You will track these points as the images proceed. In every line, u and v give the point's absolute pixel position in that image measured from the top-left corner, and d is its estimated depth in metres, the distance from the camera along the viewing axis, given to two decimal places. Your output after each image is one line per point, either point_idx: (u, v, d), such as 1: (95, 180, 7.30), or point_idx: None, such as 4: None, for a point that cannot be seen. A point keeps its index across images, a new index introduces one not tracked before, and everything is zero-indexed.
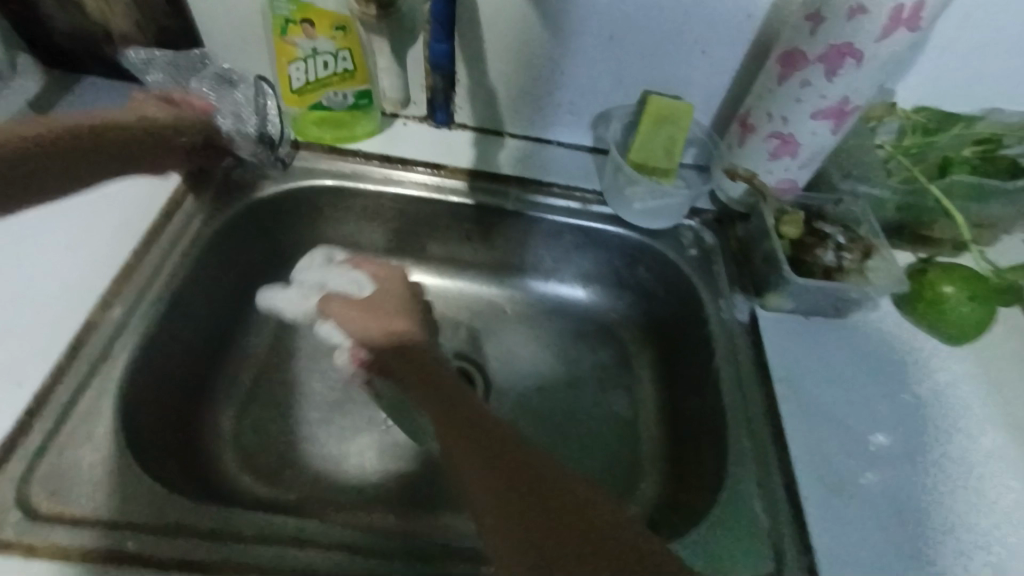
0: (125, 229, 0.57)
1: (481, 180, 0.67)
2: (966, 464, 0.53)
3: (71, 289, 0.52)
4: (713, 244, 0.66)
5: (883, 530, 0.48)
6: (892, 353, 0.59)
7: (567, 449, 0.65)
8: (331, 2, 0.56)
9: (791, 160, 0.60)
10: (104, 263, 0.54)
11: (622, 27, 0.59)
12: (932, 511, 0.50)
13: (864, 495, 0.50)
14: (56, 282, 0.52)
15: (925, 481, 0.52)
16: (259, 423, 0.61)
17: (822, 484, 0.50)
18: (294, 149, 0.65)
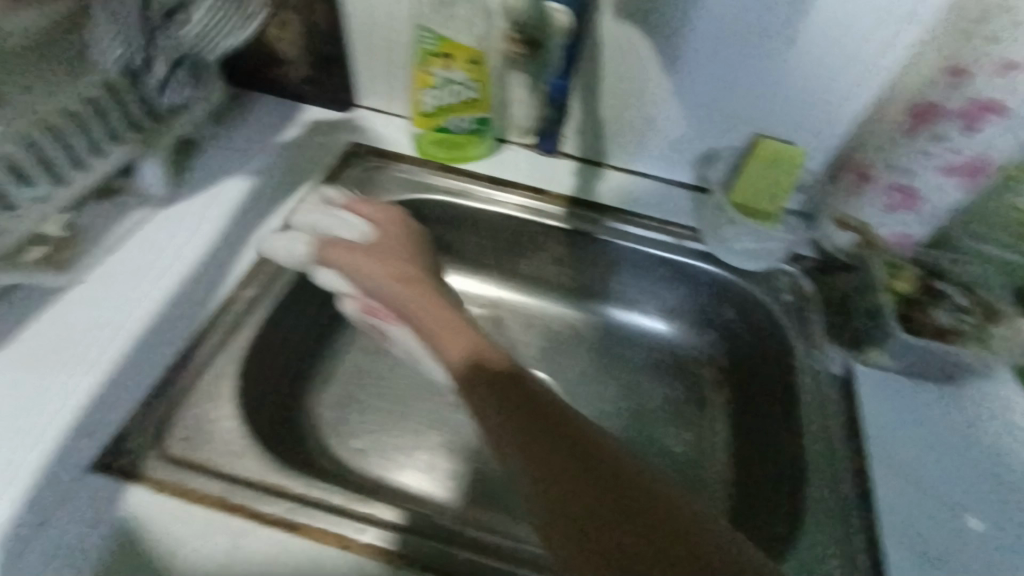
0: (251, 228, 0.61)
1: (578, 208, 0.70)
2: None
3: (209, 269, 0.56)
4: (811, 292, 0.64)
5: None
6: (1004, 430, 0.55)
7: None
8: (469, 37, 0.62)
9: (910, 215, 0.58)
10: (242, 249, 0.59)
11: (743, 70, 0.60)
12: None
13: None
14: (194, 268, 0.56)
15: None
16: (349, 406, 0.66)
17: (918, 561, 0.47)
18: (412, 164, 0.72)
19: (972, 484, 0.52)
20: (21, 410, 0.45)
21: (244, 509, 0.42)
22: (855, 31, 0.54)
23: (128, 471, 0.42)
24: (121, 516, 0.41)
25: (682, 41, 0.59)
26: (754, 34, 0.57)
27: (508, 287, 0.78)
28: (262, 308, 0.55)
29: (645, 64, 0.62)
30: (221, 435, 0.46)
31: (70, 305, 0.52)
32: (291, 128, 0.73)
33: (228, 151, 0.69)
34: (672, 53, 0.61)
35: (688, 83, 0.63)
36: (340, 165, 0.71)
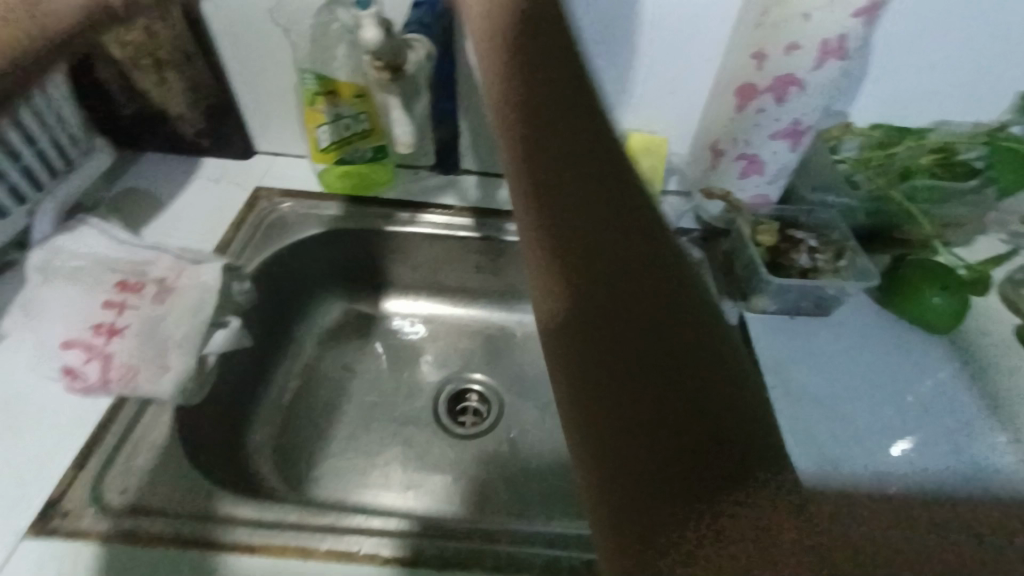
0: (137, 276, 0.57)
1: (485, 216, 0.75)
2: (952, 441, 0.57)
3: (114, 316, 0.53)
4: (700, 258, 0.72)
5: None
6: (874, 342, 0.64)
7: None
8: (352, 73, 0.67)
9: (759, 177, 0.67)
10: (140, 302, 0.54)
11: (601, 75, 0.68)
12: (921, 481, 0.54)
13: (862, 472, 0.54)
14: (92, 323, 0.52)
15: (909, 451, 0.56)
16: (296, 439, 0.66)
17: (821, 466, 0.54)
18: (321, 199, 0.75)
19: (855, 391, 0.60)
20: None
21: (195, 539, 0.43)
22: (684, 31, 0.64)
23: (70, 530, 0.42)
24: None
25: None
26: (602, 44, 0.65)
27: (436, 301, 0.82)
28: None
29: None
30: (165, 482, 0.46)
31: None
32: (193, 180, 0.74)
33: (129, 212, 0.69)
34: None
35: None
36: (247, 209, 0.72)
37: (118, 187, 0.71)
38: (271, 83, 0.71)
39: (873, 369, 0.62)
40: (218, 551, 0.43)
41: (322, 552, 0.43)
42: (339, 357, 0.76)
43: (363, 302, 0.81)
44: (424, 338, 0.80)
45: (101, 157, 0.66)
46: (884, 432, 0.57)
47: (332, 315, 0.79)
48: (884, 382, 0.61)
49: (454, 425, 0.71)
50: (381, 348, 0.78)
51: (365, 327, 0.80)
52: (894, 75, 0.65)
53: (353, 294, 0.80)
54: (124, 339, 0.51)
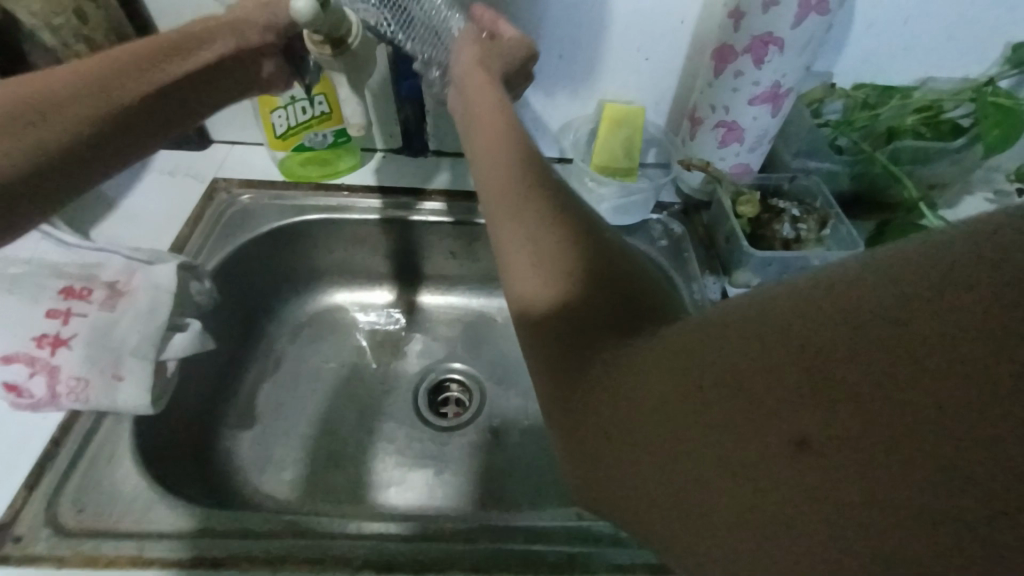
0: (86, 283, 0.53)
1: (457, 199, 0.72)
2: None
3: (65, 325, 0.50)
4: (681, 233, 0.71)
5: None
6: None
7: None
8: None
9: (739, 145, 0.64)
10: (91, 309, 0.51)
11: (570, 44, 0.65)
12: None
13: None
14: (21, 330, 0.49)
15: None
16: (271, 440, 0.64)
17: None
18: (284, 189, 0.71)
19: None
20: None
21: (159, 550, 0.41)
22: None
23: (23, 555, 0.40)
24: None
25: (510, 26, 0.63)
26: (569, 9, 0.61)
27: (413, 289, 0.79)
28: None
29: None
30: (123, 497, 0.44)
31: None
32: (147, 175, 0.70)
33: (80, 212, 0.65)
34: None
35: None
36: (206, 203, 0.68)
37: None
38: None
39: None
40: (183, 566, 0.41)
41: (294, 558, 0.42)
42: (314, 351, 0.74)
43: (336, 294, 0.78)
44: (402, 328, 0.77)
45: None
46: None
47: (305, 309, 0.77)
48: None
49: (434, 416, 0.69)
50: (358, 340, 0.76)
51: (340, 320, 0.77)
52: (878, 30, 0.62)
53: (326, 286, 0.78)
54: (72, 350, 0.48)
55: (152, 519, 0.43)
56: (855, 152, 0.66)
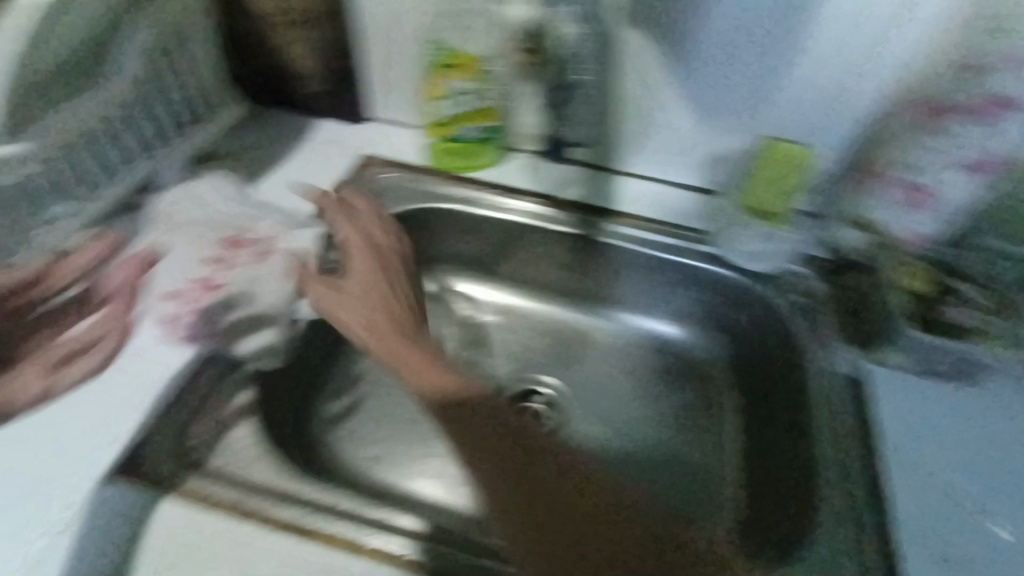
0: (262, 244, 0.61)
1: (586, 214, 0.71)
2: None
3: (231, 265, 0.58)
4: (822, 294, 0.63)
5: None
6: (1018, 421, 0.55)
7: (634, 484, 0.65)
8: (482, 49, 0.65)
9: (925, 213, 0.56)
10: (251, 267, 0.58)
11: (751, 74, 0.61)
12: None
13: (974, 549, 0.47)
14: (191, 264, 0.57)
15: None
16: (361, 415, 0.66)
17: (932, 553, 0.46)
18: (421, 174, 0.73)
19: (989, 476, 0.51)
20: (48, 421, 0.46)
21: (260, 504, 0.43)
22: (861, 30, 0.55)
23: (150, 476, 0.44)
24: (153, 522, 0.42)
25: (690, 46, 0.60)
26: (761, 38, 0.58)
27: (517, 293, 0.79)
28: (275, 319, 0.57)
29: (654, 69, 0.63)
30: (239, 443, 0.47)
31: (89, 323, 0.52)
32: (303, 139, 0.75)
33: (242, 164, 0.70)
34: (671, 60, 0.62)
35: (697, 87, 0.63)
36: (351, 175, 0.72)
37: (234, 140, 0.73)
38: (394, 50, 0.69)
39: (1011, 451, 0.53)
40: (274, 529, 0.42)
41: (374, 546, 0.42)
42: None
43: (444, 284, 0.79)
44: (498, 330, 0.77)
45: (224, 113, 0.71)
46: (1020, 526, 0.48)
47: None
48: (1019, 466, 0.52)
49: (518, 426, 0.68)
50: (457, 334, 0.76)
51: (444, 309, 0.78)
52: None
53: (436, 274, 0.79)
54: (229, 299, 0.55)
55: (261, 474, 0.45)
56: None
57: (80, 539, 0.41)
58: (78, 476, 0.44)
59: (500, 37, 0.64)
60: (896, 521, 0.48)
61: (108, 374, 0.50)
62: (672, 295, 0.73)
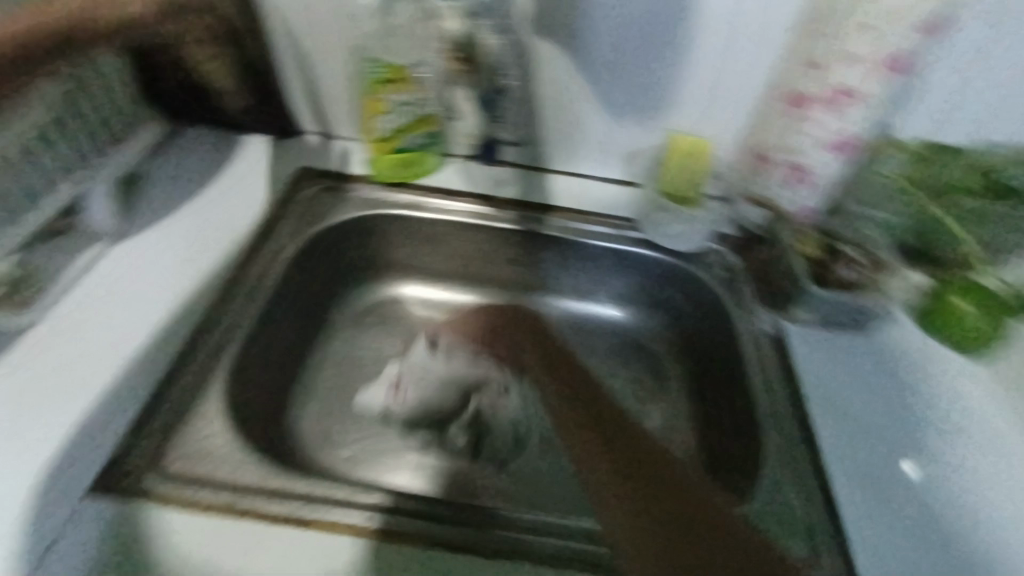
0: (222, 256, 0.63)
1: (527, 210, 0.76)
2: (947, 460, 0.59)
3: (191, 280, 0.60)
4: (738, 266, 0.74)
5: (927, 545, 0.53)
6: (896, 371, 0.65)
7: None
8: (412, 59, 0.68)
9: (805, 187, 0.67)
10: (209, 280, 0.60)
11: (651, 75, 0.68)
12: (924, 492, 0.56)
13: (890, 476, 0.57)
14: (158, 292, 0.58)
15: (906, 466, 0.58)
16: (331, 418, 0.68)
17: (857, 484, 0.56)
18: (366, 182, 0.75)
19: (873, 401, 0.62)
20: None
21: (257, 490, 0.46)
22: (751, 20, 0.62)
23: (124, 490, 0.45)
24: (144, 528, 0.43)
25: (593, 51, 0.67)
26: (653, 42, 0.65)
27: (470, 290, 0.83)
28: (238, 329, 0.57)
29: (570, 76, 0.70)
30: (214, 449, 0.48)
31: (38, 351, 0.52)
32: (239, 154, 0.75)
33: (177, 183, 0.69)
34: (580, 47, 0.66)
35: (604, 86, 0.70)
36: (293, 186, 0.72)
37: (165, 159, 0.71)
38: (325, 64, 0.72)
39: (898, 388, 0.64)
40: (267, 520, 0.45)
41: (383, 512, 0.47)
42: (370, 341, 0.77)
43: (402, 287, 0.82)
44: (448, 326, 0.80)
45: (153, 128, 0.67)
46: (891, 443, 0.59)
47: (368, 298, 0.80)
48: (901, 397, 0.63)
49: (449, 440, 0.69)
50: (413, 333, 0.79)
51: (400, 311, 0.80)
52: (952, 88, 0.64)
53: (391, 278, 0.81)
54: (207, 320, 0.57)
55: (245, 477, 0.47)
56: (916, 207, 0.67)
57: (63, 551, 0.41)
58: (51, 495, 0.44)
59: (425, 46, 0.64)
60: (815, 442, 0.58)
61: (65, 398, 0.49)
62: (604, 282, 0.80)
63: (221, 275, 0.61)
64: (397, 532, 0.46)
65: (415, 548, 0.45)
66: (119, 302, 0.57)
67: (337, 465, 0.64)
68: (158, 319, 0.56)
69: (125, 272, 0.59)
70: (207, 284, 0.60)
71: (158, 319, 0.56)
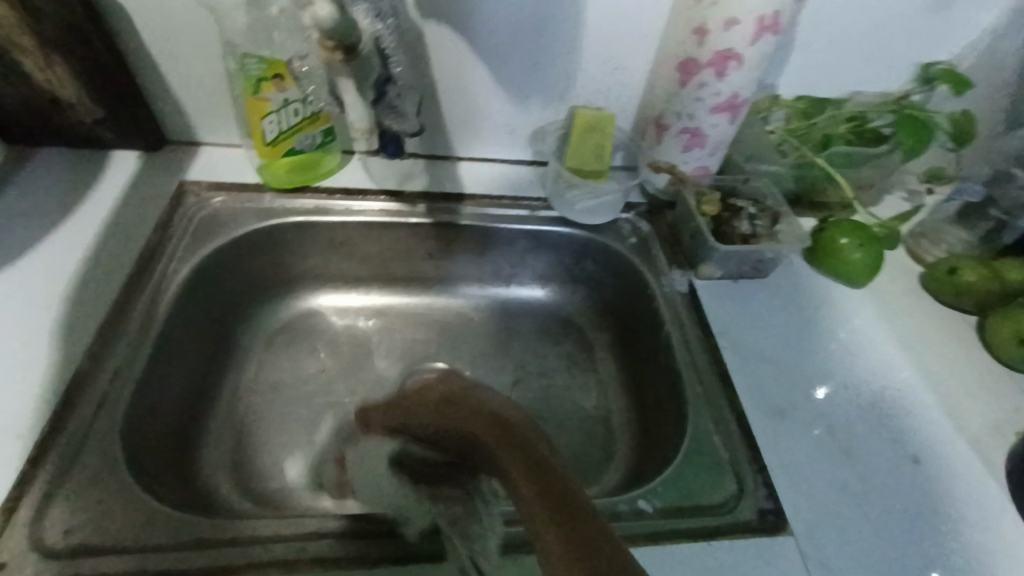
0: (99, 296, 0.56)
1: (437, 202, 0.74)
2: (844, 382, 0.65)
3: (62, 327, 0.53)
4: (648, 232, 0.76)
5: (836, 464, 0.58)
6: (792, 309, 0.70)
7: None
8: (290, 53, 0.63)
9: (700, 149, 0.70)
10: (87, 323, 0.54)
11: (544, 53, 0.67)
12: (828, 415, 0.61)
13: (799, 407, 0.62)
14: (24, 346, 0.51)
15: (811, 394, 0.63)
16: (258, 449, 0.64)
17: (770, 419, 0.60)
18: (258, 192, 0.69)
19: (777, 339, 0.67)
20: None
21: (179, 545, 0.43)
22: None
23: None
24: None
25: (484, 33, 0.65)
26: (541, 19, 0.64)
27: (390, 291, 0.80)
28: (126, 374, 0.52)
29: (463, 60, 0.67)
30: (119, 514, 0.44)
31: None
32: (103, 174, 0.66)
33: (30, 219, 0.60)
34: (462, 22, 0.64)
35: (500, 68, 0.68)
36: (174, 206, 0.65)
37: (11, 191, 0.62)
38: (190, 66, 0.65)
39: (796, 324, 0.69)
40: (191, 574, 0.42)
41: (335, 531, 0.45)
42: (289, 359, 0.72)
43: (316, 297, 0.77)
44: (371, 331, 0.77)
45: None
46: (796, 376, 0.64)
47: (280, 314, 0.75)
48: (801, 332, 0.68)
49: None
50: (336, 343, 0.75)
51: (317, 323, 0.76)
52: (819, 45, 0.68)
53: (303, 290, 0.76)
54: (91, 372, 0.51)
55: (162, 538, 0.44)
56: (799, 157, 0.72)
57: None
58: None
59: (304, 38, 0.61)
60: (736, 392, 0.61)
61: None
62: (525, 265, 0.80)
63: (101, 318, 0.54)
64: (338, 557, 0.44)
65: (363, 569, 0.44)
66: None
67: (269, 496, 0.61)
68: (30, 379, 0.49)
69: None
70: (84, 329, 0.53)
71: (23, 378, 0.49)
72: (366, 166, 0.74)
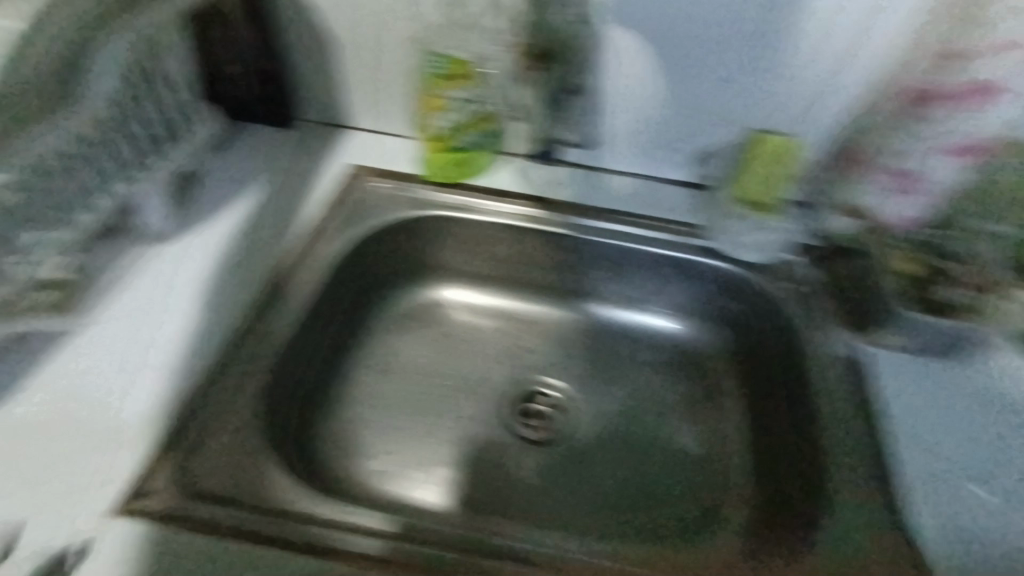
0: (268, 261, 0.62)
1: (579, 214, 0.71)
2: None
3: (235, 285, 0.59)
4: (814, 280, 0.66)
5: None
6: (989, 406, 0.56)
7: (629, 475, 0.66)
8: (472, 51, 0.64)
9: (906, 193, 0.61)
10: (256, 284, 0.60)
11: (733, 66, 0.61)
12: None
13: (987, 530, 0.48)
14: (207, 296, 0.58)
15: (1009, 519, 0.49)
16: (367, 426, 0.67)
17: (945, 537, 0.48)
18: (413, 181, 0.72)
19: (964, 438, 0.54)
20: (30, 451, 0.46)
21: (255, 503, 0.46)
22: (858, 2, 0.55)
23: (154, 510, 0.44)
24: None
25: (672, 40, 0.61)
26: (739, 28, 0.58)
27: (513, 296, 0.79)
28: (276, 337, 0.57)
29: (642, 68, 0.64)
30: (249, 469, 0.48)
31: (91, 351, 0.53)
32: (289, 150, 0.74)
33: (226, 181, 0.69)
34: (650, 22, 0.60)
35: (681, 79, 0.63)
36: (339, 184, 0.70)
37: (218, 154, 0.71)
38: (381, 56, 0.69)
39: (993, 426, 0.55)
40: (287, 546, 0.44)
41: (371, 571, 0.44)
42: (409, 344, 0.75)
43: (443, 290, 0.78)
44: (488, 333, 0.77)
45: (207, 124, 0.66)
46: (988, 490, 0.51)
47: (409, 300, 0.77)
48: (999, 436, 0.54)
49: (485, 455, 0.66)
50: (455, 338, 0.76)
51: (440, 316, 0.77)
52: None
53: (432, 281, 0.78)
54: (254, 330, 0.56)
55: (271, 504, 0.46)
56: None
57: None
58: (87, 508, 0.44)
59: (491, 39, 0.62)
60: (900, 494, 0.51)
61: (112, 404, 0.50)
62: (659, 293, 0.74)
63: (265, 280, 0.60)
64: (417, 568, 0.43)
65: None
66: (167, 305, 0.57)
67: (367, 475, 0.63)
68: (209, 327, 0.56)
69: (174, 273, 0.59)
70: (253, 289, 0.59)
71: (200, 324, 0.56)
72: (518, 169, 0.74)
